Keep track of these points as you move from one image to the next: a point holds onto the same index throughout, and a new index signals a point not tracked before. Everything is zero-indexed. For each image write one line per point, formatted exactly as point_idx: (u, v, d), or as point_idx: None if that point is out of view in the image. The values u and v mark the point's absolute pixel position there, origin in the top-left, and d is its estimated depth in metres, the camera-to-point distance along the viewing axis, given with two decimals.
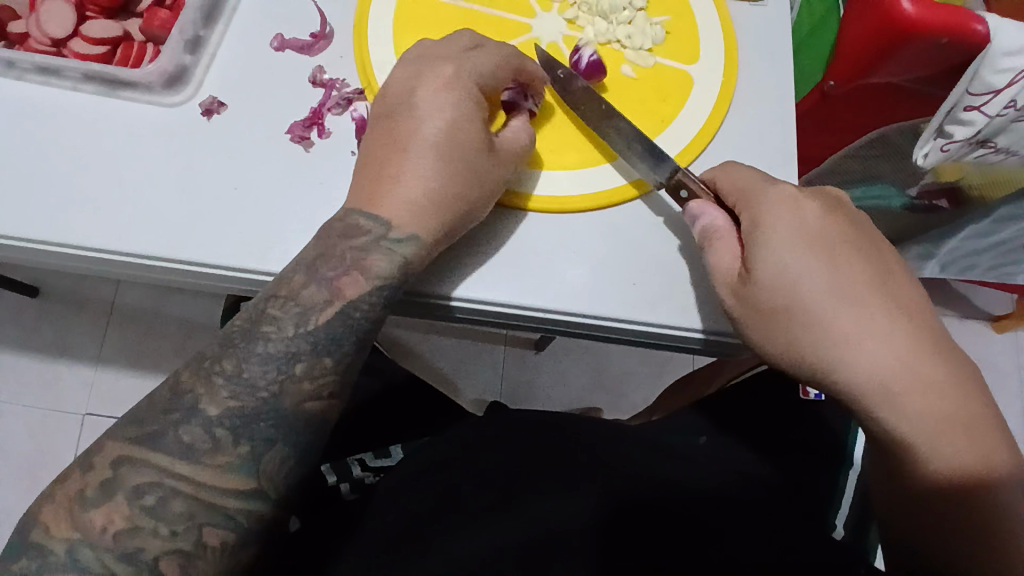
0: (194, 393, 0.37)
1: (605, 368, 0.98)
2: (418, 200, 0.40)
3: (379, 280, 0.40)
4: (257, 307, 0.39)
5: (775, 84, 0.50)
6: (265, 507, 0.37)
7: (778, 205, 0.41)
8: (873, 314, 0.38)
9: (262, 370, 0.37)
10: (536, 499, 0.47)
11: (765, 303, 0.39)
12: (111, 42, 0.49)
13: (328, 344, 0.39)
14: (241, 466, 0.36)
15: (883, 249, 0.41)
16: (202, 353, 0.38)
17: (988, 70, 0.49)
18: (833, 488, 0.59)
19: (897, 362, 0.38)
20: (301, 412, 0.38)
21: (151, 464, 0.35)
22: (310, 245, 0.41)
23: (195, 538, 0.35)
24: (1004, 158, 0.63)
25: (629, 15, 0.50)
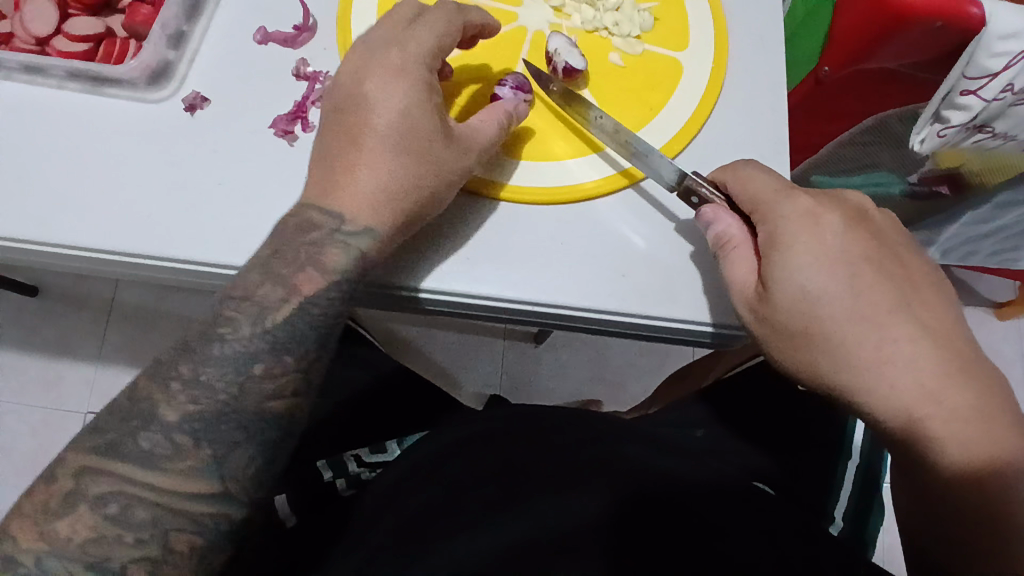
0: (153, 400, 0.37)
1: (605, 361, 0.98)
2: (379, 194, 0.40)
3: (336, 275, 0.40)
4: (213, 309, 0.39)
5: (765, 69, 0.50)
6: (233, 510, 0.37)
7: (801, 222, 0.40)
8: (898, 337, 0.38)
9: (219, 372, 0.38)
10: (536, 498, 0.46)
11: (785, 324, 0.39)
12: (93, 39, 0.49)
13: (287, 342, 0.39)
14: (204, 471, 0.37)
15: (906, 265, 0.41)
16: (161, 359, 0.39)
17: (984, 54, 0.48)
18: (831, 480, 0.59)
19: (926, 389, 0.37)
20: (263, 412, 0.38)
21: (112, 474, 0.36)
22: (264, 245, 0.40)
23: (161, 543, 0.36)
24: (1002, 143, 0.62)
25: (617, 2, 0.50)
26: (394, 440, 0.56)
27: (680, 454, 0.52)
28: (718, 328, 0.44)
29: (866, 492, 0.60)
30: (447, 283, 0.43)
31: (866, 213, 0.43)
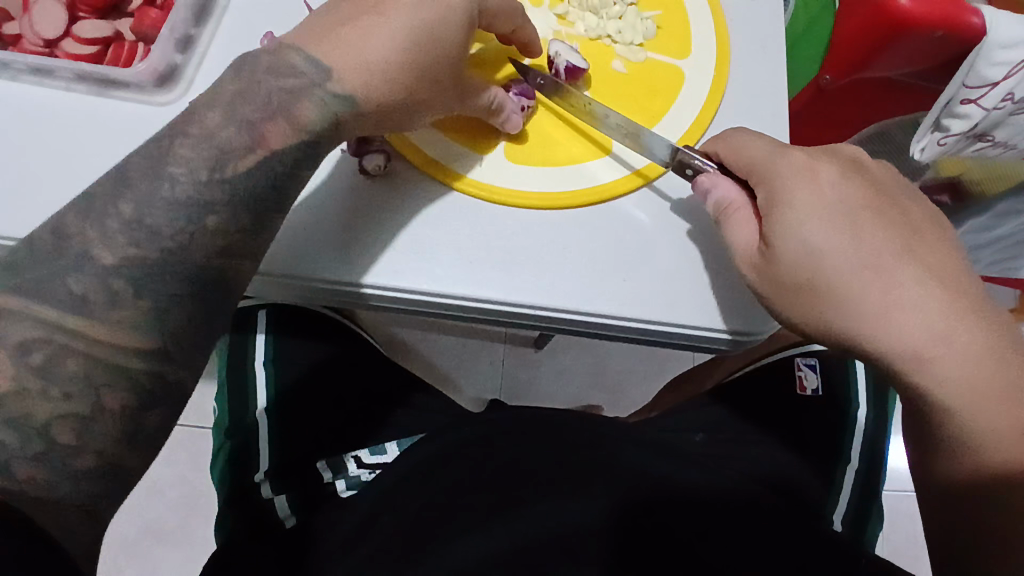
0: (85, 239, 0.31)
1: (606, 366, 0.98)
2: (374, 68, 0.36)
3: (306, 132, 0.35)
4: (162, 146, 0.33)
5: (767, 77, 0.50)
6: (171, 370, 0.32)
7: (796, 176, 0.41)
8: (904, 281, 0.38)
9: (166, 218, 0.32)
10: (535, 501, 0.46)
11: (790, 277, 0.40)
12: (102, 42, 0.49)
13: (244, 200, 0.34)
14: (143, 324, 0.31)
15: (907, 213, 0.42)
16: (94, 189, 0.32)
17: (984, 63, 0.48)
18: (829, 485, 0.59)
19: (935, 329, 0.37)
20: (210, 268, 0.33)
21: (36, 318, 0.30)
22: (227, 83, 0.34)
23: (92, 400, 0.30)
24: (1002, 152, 0.62)
25: (619, 10, 0.50)
26: (394, 442, 0.56)
27: (680, 458, 0.52)
28: (734, 335, 0.44)
29: (865, 489, 0.61)
30: (448, 278, 0.43)
31: (862, 163, 0.44)
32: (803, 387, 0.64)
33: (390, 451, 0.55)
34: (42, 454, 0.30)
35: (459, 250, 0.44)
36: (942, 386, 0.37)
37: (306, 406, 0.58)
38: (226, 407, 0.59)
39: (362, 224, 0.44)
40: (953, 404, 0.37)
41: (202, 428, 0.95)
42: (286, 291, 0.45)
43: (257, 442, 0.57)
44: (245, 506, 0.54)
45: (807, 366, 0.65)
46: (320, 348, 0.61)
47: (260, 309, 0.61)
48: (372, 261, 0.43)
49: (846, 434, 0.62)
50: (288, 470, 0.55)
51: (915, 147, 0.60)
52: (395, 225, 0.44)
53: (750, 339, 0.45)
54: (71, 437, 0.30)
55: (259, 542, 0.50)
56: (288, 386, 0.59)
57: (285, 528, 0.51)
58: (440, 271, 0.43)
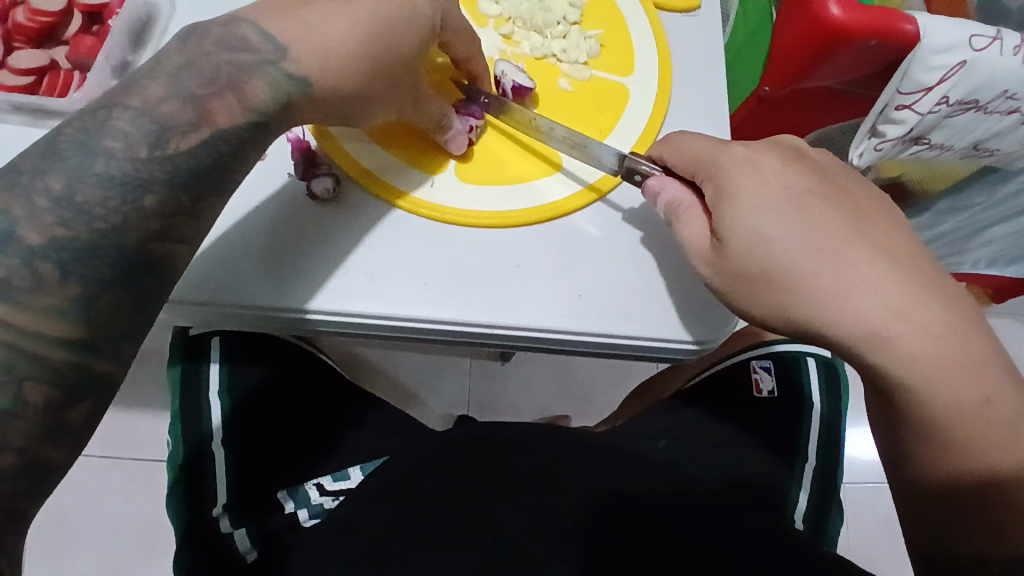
0: (6, 213, 0.27)
1: (572, 376, 0.98)
2: (331, 52, 0.35)
3: (254, 112, 0.33)
4: (96, 116, 0.30)
5: (709, 92, 0.51)
6: (100, 360, 0.29)
7: (741, 169, 0.41)
8: (856, 261, 0.38)
9: (101, 193, 0.28)
10: (500, 517, 0.46)
11: (743, 269, 0.39)
12: (37, 71, 0.48)
13: (187, 178, 0.31)
14: (71, 312, 0.28)
15: (852, 196, 0.42)
16: (19, 161, 0.29)
17: (919, 69, 0.51)
18: (791, 485, 0.60)
19: (892, 306, 0.36)
20: (149, 252, 0.30)
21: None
22: (172, 52, 0.32)
23: (12, 393, 0.26)
24: (939, 153, 0.65)
25: (564, 29, 0.51)
26: (357, 466, 0.55)
27: (645, 465, 0.52)
28: (700, 344, 0.44)
29: (823, 494, 0.62)
30: (402, 296, 0.43)
31: (804, 151, 0.44)
32: (759, 388, 0.65)
33: (354, 476, 0.55)
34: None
35: (413, 271, 0.43)
36: (907, 363, 0.36)
37: (260, 439, 0.57)
38: (180, 433, 0.57)
39: (312, 249, 0.43)
40: (916, 384, 0.36)
41: (159, 461, 0.92)
42: (235, 321, 0.44)
43: (213, 472, 0.56)
44: (204, 542, 0.53)
45: (762, 367, 0.66)
46: (276, 374, 0.59)
47: (212, 335, 0.58)
48: (321, 284, 0.43)
49: (803, 435, 0.64)
50: (247, 501, 0.55)
51: (853, 153, 0.63)
52: (341, 251, 0.43)
53: (712, 348, 0.45)
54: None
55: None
56: (244, 416, 0.57)
57: (246, 563, 0.50)
58: (394, 294, 0.43)
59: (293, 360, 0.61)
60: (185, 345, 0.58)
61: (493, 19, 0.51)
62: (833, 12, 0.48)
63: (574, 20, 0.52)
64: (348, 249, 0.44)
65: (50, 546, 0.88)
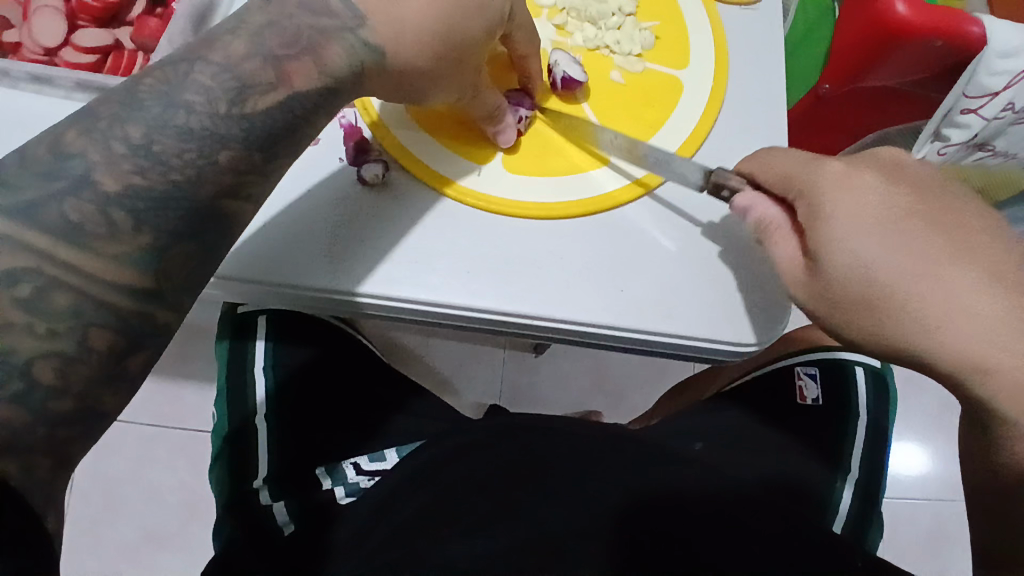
0: (85, 158, 0.27)
1: (605, 373, 0.98)
2: (408, 25, 0.36)
3: (330, 77, 0.34)
4: (177, 68, 0.30)
5: (765, 89, 0.50)
6: (161, 310, 0.29)
7: (837, 185, 0.39)
8: (959, 288, 0.35)
9: (179, 145, 0.29)
10: (534, 507, 0.46)
11: (840, 291, 0.38)
12: (102, 51, 0.49)
13: (263, 137, 0.31)
14: (140, 260, 0.28)
15: (955, 211, 0.38)
16: (97, 106, 0.29)
17: (983, 73, 0.49)
18: (832, 493, 0.59)
19: (1002, 337, 0.34)
20: (216, 208, 0.30)
21: (25, 247, 0.26)
22: (255, 11, 0.33)
23: (79, 338, 0.27)
24: (1002, 161, 0.62)
25: (618, 21, 0.50)
26: (393, 449, 0.56)
27: (681, 464, 0.52)
28: (762, 346, 0.45)
29: (867, 500, 0.61)
30: (445, 283, 0.43)
31: (899, 163, 0.42)
32: (803, 397, 0.64)
33: (389, 459, 0.55)
34: (17, 396, 0.26)
35: (456, 261, 0.44)
36: (1014, 400, 0.33)
37: (304, 417, 0.58)
38: (226, 410, 0.59)
39: (359, 233, 0.44)
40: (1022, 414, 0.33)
41: (200, 432, 0.95)
42: (279, 301, 0.45)
43: (255, 445, 0.57)
44: (244, 513, 0.54)
45: (808, 374, 0.64)
46: (321, 354, 0.61)
47: (258, 314, 0.59)
48: (363, 267, 0.43)
49: (846, 447, 0.63)
50: (286, 476, 0.55)
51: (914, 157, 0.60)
52: (391, 235, 0.44)
53: (761, 352, 0.45)
54: (52, 377, 0.26)
55: (252, 549, 0.49)
56: (289, 390, 0.59)
57: (282, 536, 0.50)
58: (437, 282, 0.43)
59: (338, 339, 0.63)
60: (233, 324, 0.60)
61: (547, 9, 0.51)
62: (900, 10, 0.46)
63: (628, 11, 0.51)
64: (388, 234, 0.44)
65: (97, 508, 0.91)
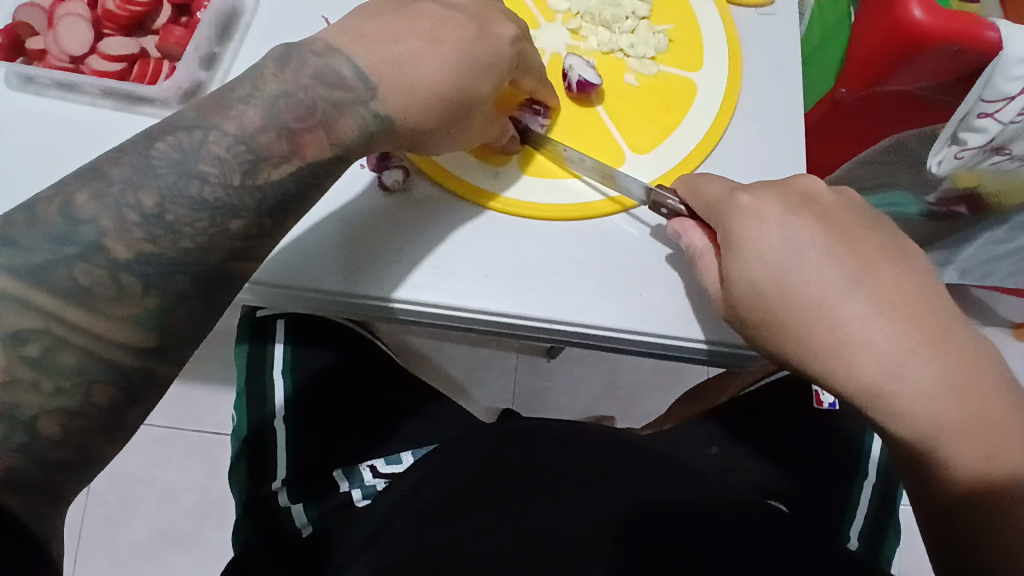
0: (97, 225, 0.30)
1: (618, 377, 0.98)
2: (417, 93, 0.37)
3: (341, 147, 0.35)
4: (192, 135, 0.32)
5: (781, 93, 0.50)
6: (159, 365, 0.32)
7: (742, 215, 0.39)
8: (850, 318, 0.36)
9: (190, 214, 0.31)
10: (540, 510, 0.47)
11: (749, 318, 0.38)
12: (127, 59, 0.49)
13: (275, 206, 0.34)
14: (143, 321, 0.30)
15: (861, 244, 0.38)
16: (108, 167, 0.31)
17: (1000, 78, 0.47)
18: (846, 499, 0.58)
19: (894, 372, 0.35)
20: (224, 270, 0.33)
21: (32, 307, 0.28)
22: (270, 79, 0.34)
23: (82, 395, 0.29)
24: (1017, 166, 0.61)
25: (633, 24, 0.51)
26: (409, 452, 0.56)
27: (689, 472, 0.52)
28: (713, 344, 0.44)
29: (884, 506, 0.58)
30: (455, 282, 0.44)
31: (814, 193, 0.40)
32: (819, 401, 0.62)
33: (405, 460, 0.56)
34: (23, 445, 0.28)
35: (477, 264, 0.44)
36: (906, 428, 0.35)
37: (323, 414, 0.58)
38: (245, 411, 0.59)
39: (382, 239, 0.44)
40: (917, 441, 0.35)
41: (218, 435, 0.96)
42: (301, 305, 0.46)
43: (275, 449, 0.57)
44: (260, 515, 0.55)
45: None
46: (341, 358, 0.61)
47: (277, 318, 0.60)
48: (384, 275, 0.44)
49: (868, 449, 0.60)
50: (305, 478, 0.55)
51: (932, 161, 0.59)
52: (417, 242, 0.44)
53: (729, 353, 0.44)
54: (54, 430, 0.29)
55: (271, 553, 0.51)
56: (306, 393, 0.59)
57: (300, 538, 0.51)
58: (458, 286, 0.44)
59: (357, 345, 0.63)
60: (252, 326, 0.61)
61: (561, 14, 0.51)
62: (916, 15, 0.47)
63: (642, 14, 0.51)
64: (416, 240, 0.45)
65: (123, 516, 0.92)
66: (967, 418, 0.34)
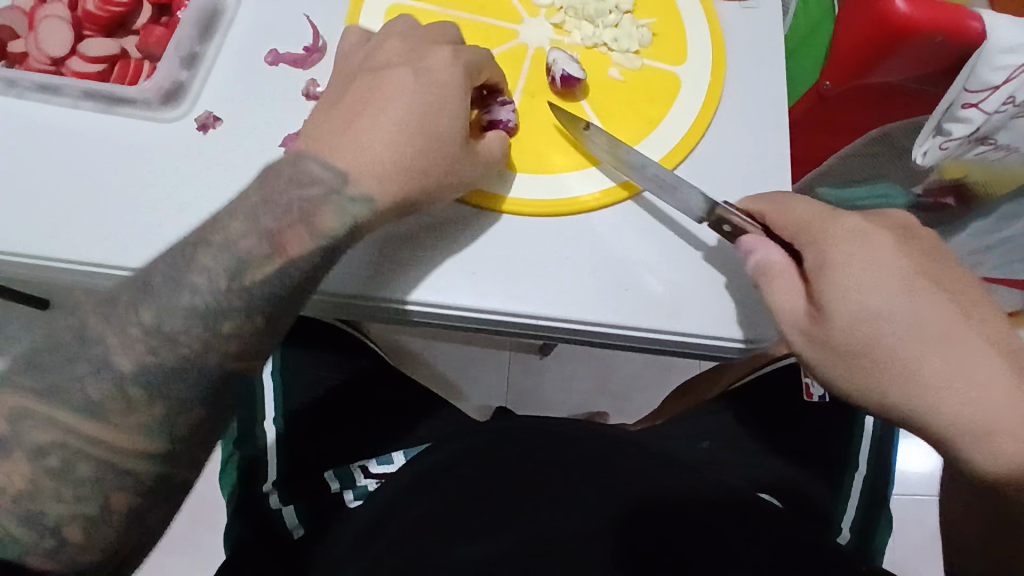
0: (104, 345, 0.36)
1: (611, 373, 0.98)
2: (391, 169, 0.40)
3: (324, 237, 0.39)
4: (184, 253, 0.38)
5: (764, 85, 0.50)
6: (164, 470, 0.37)
7: (851, 242, 0.39)
8: (957, 354, 0.36)
9: (184, 325, 0.36)
10: (532, 504, 0.47)
11: (844, 345, 0.38)
12: (108, 60, 0.49)
13: (261, 301, 0.38)
14: (155, 428, 0.36)
15: (959, 281, 0.39)
16: (116, 295, 0.37)
17: (985, 67, 0.48)
18: (837, 490, 0.58)
19: (994, 409, 0.35)
20: (222, 371, 0.37)
21: (54, 424, 0.35)
22: (251, 192, 0.39)
23: (99, 503, 0.36)
24: (1003, 155, 0.61)
25: (616, 18, 0.51)
26: (400, 452, 0.57)
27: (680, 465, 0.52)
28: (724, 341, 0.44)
29: (878, 495, 0.58)
30: (436, 279, 0.44)
31: (909, 225, 0.41)
32: (811, 395, 0.61)
33: (395, 460, 0.56)
34: (50, 551, 0.35)
35: (463, 261, 0.44)
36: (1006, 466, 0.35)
37: (313, 415, 0.58)
38: None
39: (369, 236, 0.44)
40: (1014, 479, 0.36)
41: None
42: None
43: (266, 453, 0.56)
44: (253, 514, 0.54)
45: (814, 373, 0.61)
46: (337, 358, 0.61)
47: None
48: (371, 273, 0.44)
49: (858, 438, 0.60)
50: (296, 478, 0.55)
51: (917, 152, 0.59)
52: (406, 238, 0.44)
53: (714, 346, 0.45)
54: (79, 536, 0.35)
55: (261, 550, 0.52)
56: (296, 395, 0.58)
57: (292, 539, 0.52)
58: (443, 283, 0.43)
59: (348, 345, 0.63)
60: None
61: (545, 9, 0.51)
62: (899, 6, 0.47)
63: (625, 9, 0.51)
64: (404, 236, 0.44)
65: None
66: None
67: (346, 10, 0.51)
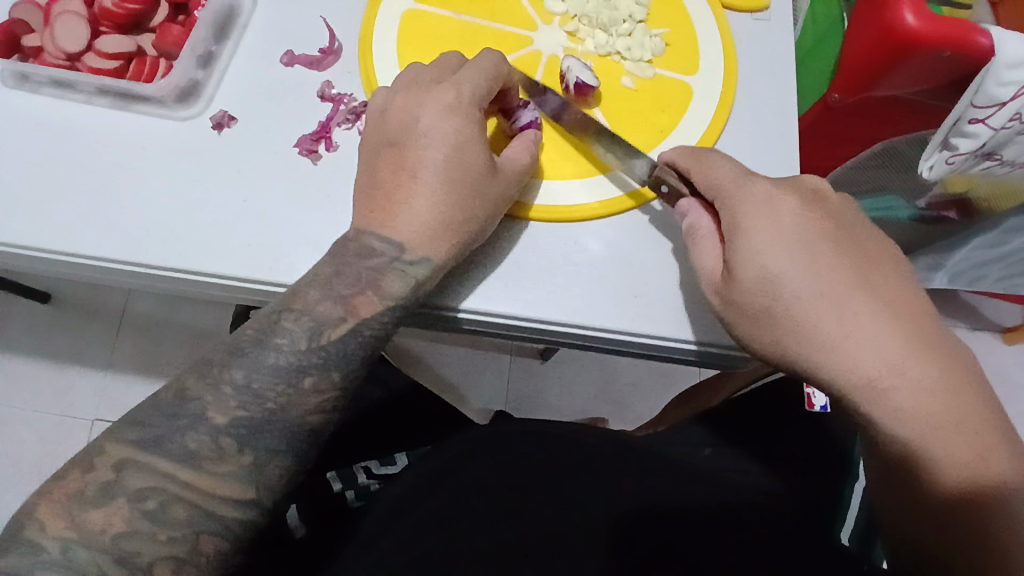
0: (202, 401, 0.38)
1: (611, 379, 0.98)
2: (437, 225, 0.41)
3: (391, 299, 0.41)
4: (270, 319, 0.40)
5: (775, 96, 0.51)
6: (258, 515, 0.38)
7: (757, 204, 0.40)
8: (855, 312, 0.37)
9: (272, 382, 0.39)
10: (538, 505, 0.47)
11: (748, 305, 0.39)
12: (124, 57, 0.49)
13: (337, 360, 0.40)
14: (242, 476, 0.37)
15: (864, 247, 0.40)
16: (212, 357, 0.40)
17: (992, 83, 0.48)
18: (837, 498, 0.58)
19: (887, 364, 0.36)
20: (304, 424, 0.39)
21: (154, 471, 0.36)
22: (325, 263, 0.41)
23: (191, 544, 0.36)
24: (1010, 171, 0.62)
25: (629, 27, 0.51)
26: (404, 453, 0.56)
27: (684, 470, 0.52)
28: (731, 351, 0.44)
29: None
30: (464, 292, 0.44)
31: (821, 193, 0.42)
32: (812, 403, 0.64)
33: (400, 462, 0.56)
34: None
35: (470, 265, 0.45)
36: (898, 420, 0.36)
37: None
38: None
39: None
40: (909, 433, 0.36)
41: None
42: None
43: None
44: None
45: None
46: None
47: None
48: None
49: (858, 447, 0.61)
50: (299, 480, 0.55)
51: (922, 166, 0.59)
52: None
53: (717, 354, 0.45)
54: None
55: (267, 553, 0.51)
56: None
57: (294, 538, 0.52)
58: (446, 282, 0.44)
59: None
60: None
61: (558, 16, 0.51)
62: (909, 21, 0.48)
63: (639, 18, 0.51)
64: None
65: None
66: (949, 417, 0.36)
67: (361, 13, 0.51)
